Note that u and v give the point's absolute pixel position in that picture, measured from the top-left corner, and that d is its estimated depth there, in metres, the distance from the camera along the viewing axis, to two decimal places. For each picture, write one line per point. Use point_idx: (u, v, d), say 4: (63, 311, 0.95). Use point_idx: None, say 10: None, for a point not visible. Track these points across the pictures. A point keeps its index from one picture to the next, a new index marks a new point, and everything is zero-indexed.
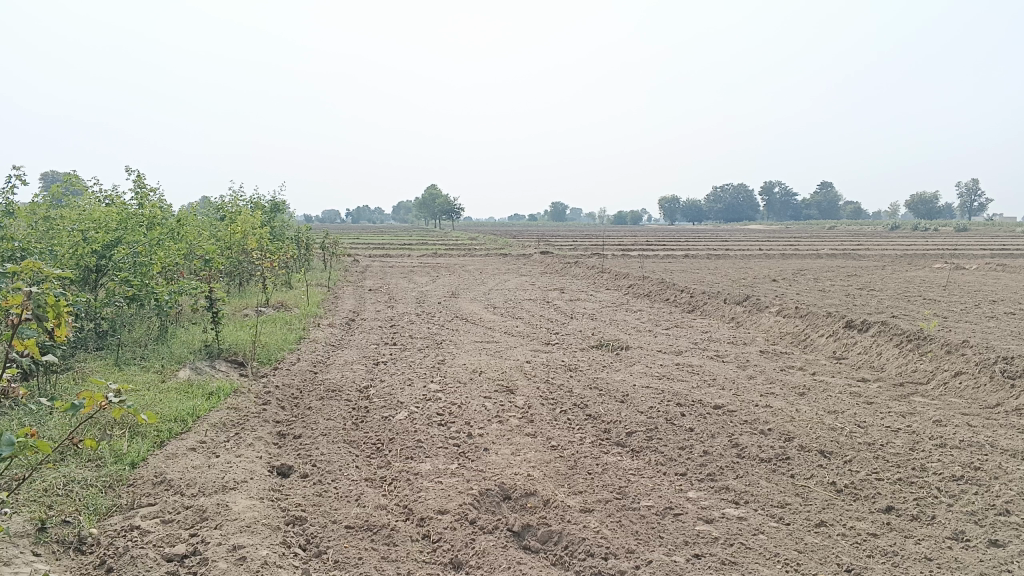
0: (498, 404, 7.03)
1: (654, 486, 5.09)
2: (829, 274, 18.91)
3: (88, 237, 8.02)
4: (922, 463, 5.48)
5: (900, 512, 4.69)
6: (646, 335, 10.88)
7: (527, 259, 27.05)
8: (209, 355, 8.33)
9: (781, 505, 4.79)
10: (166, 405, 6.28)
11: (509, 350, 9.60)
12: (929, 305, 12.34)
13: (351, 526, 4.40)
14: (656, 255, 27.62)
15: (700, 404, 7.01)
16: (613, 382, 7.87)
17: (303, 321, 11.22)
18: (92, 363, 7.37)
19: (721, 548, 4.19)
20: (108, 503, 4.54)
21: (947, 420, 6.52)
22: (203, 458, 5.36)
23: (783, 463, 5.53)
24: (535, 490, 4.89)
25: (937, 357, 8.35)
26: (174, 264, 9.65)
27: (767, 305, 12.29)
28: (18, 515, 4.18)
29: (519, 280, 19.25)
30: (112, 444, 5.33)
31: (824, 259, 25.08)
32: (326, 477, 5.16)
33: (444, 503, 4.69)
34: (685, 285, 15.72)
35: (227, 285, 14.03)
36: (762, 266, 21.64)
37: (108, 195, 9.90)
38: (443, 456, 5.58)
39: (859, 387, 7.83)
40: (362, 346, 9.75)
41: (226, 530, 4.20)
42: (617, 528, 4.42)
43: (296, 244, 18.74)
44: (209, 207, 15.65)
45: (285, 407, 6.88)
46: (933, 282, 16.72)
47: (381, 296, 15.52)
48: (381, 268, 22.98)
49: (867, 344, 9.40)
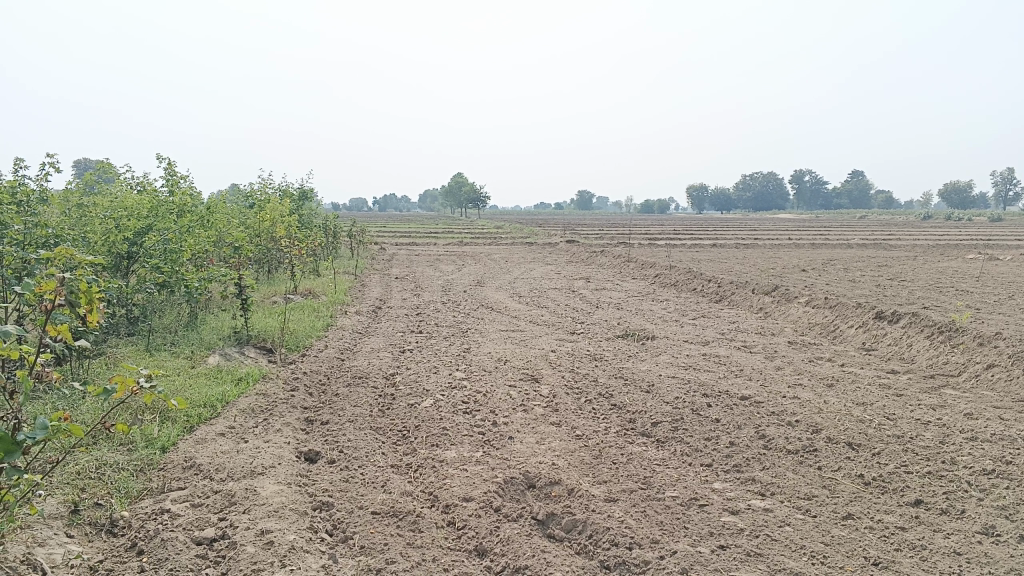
0: (523, 392, 7.04)
1: (679, 476, 5.08)
2: (860, 264, 18.65)
3: (120, 224, 8.13)
4: (952, 457, 5.41)
5: (929, 505, 4.64)
6: (673, 324, 10.83)
7: (553, 248, 26.96)
8: (238, 341, 8.42)
9: (808, 498, 4.76)
10: (195, 390, 6.37)
11: (534, 339, 9.61)
12: (961, 296, 12.14)
13: (377, 512, 4.43)
14: (683, 245, 27.38)
15: (727, 395, 6.97)
16: (639, 372, 7.85)
17: (330, 308, 11.30)
18: (123, 349, 7.49)
19: (746, 540, 4.17)
20: (138, 486, 4.62)
21: (979, 413, 6.42)
22: (231, 443, 5.43)
23: (811, 455, 5.49)
24: (560, 479, 4.90)
25: (968, 349, 8.22)
26: (203, 251, 9.75)
27: (795, 295, 12.17)
28: (52, 497, 4.26)
29: (545, 269, 19.26)
30: (143, 428, 5.42)
31: (854, 250, 24.73)
32: (352, 463, 5.20)
33: (469, 490, 4.71)
34: (712, 274, 15.61)
35: (256, 272, 14.18)
36: (790, 256, 21.42)
37: (139, 182, 10.01)
38: (468, 444, 5.61)
39: (888, 379, 7.74)
40: (388, 334, 9.81)
41: (253, 514, 4.25)
42: (641, 518, 4.41)
43: (323, 231, 18.86)
44: (237, 195, 15.80)
45: (313, 393, 6.94)
46: (966, 272, 16.44)
47: (407, 284, 15.59)
48: (407, 256, 23.08)
49: (897, 336, 9.28)
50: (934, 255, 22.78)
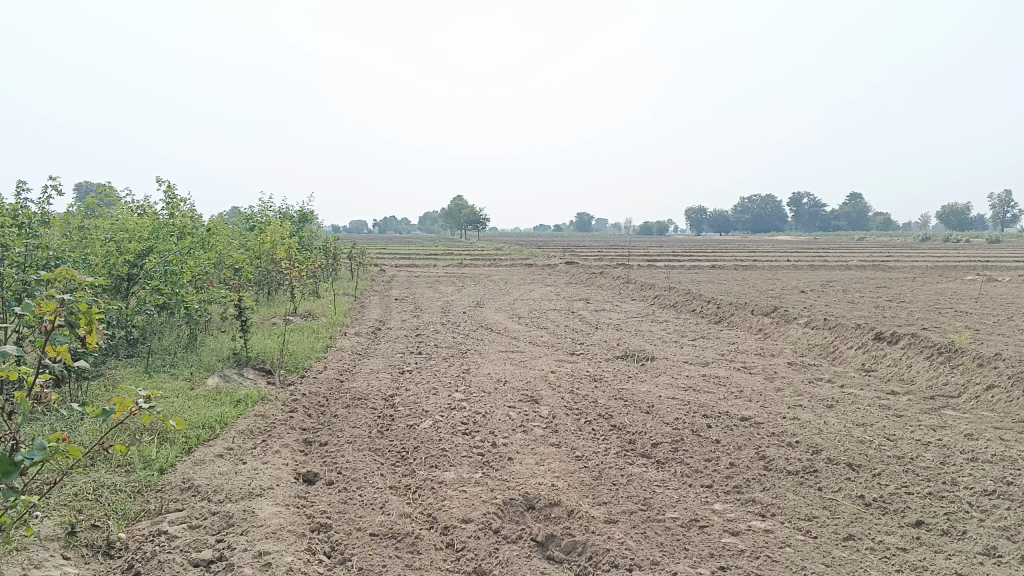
0: (522, 414, 7.02)
1: (680, 497, 5.06)
2: (859, 285, 18.70)
3: (121, 246, 8.19)
4: (953, 477, 5.39)
5: (930, 526, 4.62)
6: (672, 345, 10.82)
7: (552, 269, 27.03)
8: (236, 363, 8.40)
9: (808, 518, 4.74)
10: (194, 412, 6.36)
11: (533, 360, 9.60)
12: (960, 317, 12.16)
13: (375, 534, 4.42)
14: (683, 266, 27.33)
15: (727, 415, 6.96)
16: (638, 393, 7.85)
17: (330, 330, 11.31)
18: (122, 370, 7.49)
19: (747, 561, 4.15)
20: (136, 508, 4.59)
21: (979, 434, 6.40)
22: (230, 464, 5.41)
23: (811, 476, 5.47)
24: (560, 500, 4.88)
25: (968, 370, 8.21)
26: (203, 273, 9.78)
27: (795, 316, 12.16)
28: (49, 519, 4.25)
29: (544, 290, 19.30)
30: (142, 450, 5.41)
31: (854, 271, 24.71)
32: (350, 484, 5.19)
33: (467, 512, 4.69)
34: (712, 296, 15.63)
35: (256, 293, 14.20)
36: (789, 278, 21.42)
37: (139, 205, 10.06)
38: (467, 465, 5.59)
39: (888, 400, 7.73)
40: (388, 356, 9.79)
41: (251, 536, 4.23)
42: (641, 539, 4.39)
43: (323, 254, 18.90)
44: (238, 217, 15.82)
45: (311, 414, 6.93)
46: (966, 294, 16.48)
47: (406, 306, 15.60)
48: (406, 278, 23.08)
49: (896, 357, 9.27)
50: (932, 275, 22.94)
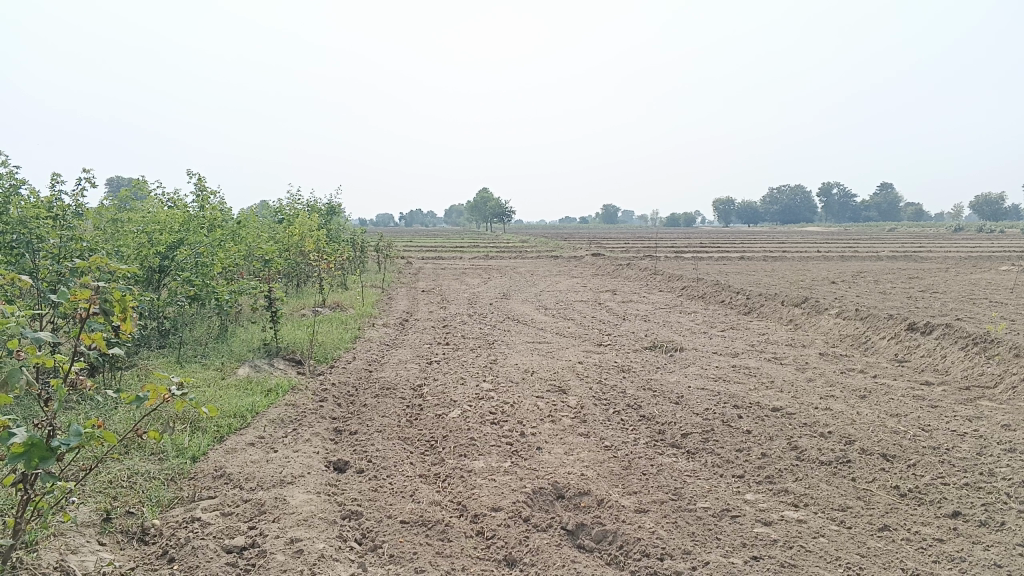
0: (551, 404, 7.00)
1: (711, 487, 5.02)
2: (891, 276, 18.45)
3: (153, 238, 8.27)
4: (990, 468, 5.29)
5: (967, 517, 4.55)
6: (701, 336, 10.75)
7: (580, 261, 26.95)
8: (267, 353, 8.48)
9: (842, 509, 4.68)
10: (226, 401, 6.42)
11: (561, 350, 9.59)
12: (996, 308, 11.94)
13: (405, 521, 4.43)
14: (710, 257, 27.08)
15: (758, 406, 6.89)
16: (667, 383, 7.81)
17: (358, 321, 11.36)
18: (155, 360, 7.57)
19: (780, 551, 4.11)
20: (169, 495, 4.64)
21: (1016, 425, 6.28)
22: (261, 453, 5.45)
23: (844, 466, 5.41)
24: (589, 489, 4.86)
25: (1004, 360, 8.07)
26: (233, 265, 9.84)
27: (825, 307, 12.02)
28: (85, 505, 4.30)
29: (571, 281, 19.25)
30: (175, 438, 5.46)
31: (885, 262, 24.51)
32: (380, 473, 5.21)
33: (497, 500, 4.69)
34: (740, 287, 15.51)
35: (285, 285, 14.32)
36: (820, 269, 21.14)
37: (170, 198, 10.17)
38: (496, 454, 5.59)
39: (922, 390, 7.61)
40: (415, 346, 9.81)
41: (283, 523, 4.26)
42: (672, 529, 4.36)
43: (351, 246, 18.99)
44: (266, 210, 15.94)
45: (341, 404, 6.97)
46: (1002, 284, 16.18)
47: (433, 297, 15.65)
48: (434, 270, 23.05)
49: (930, 347, 9.12)
50: (966, 265, 22.56)
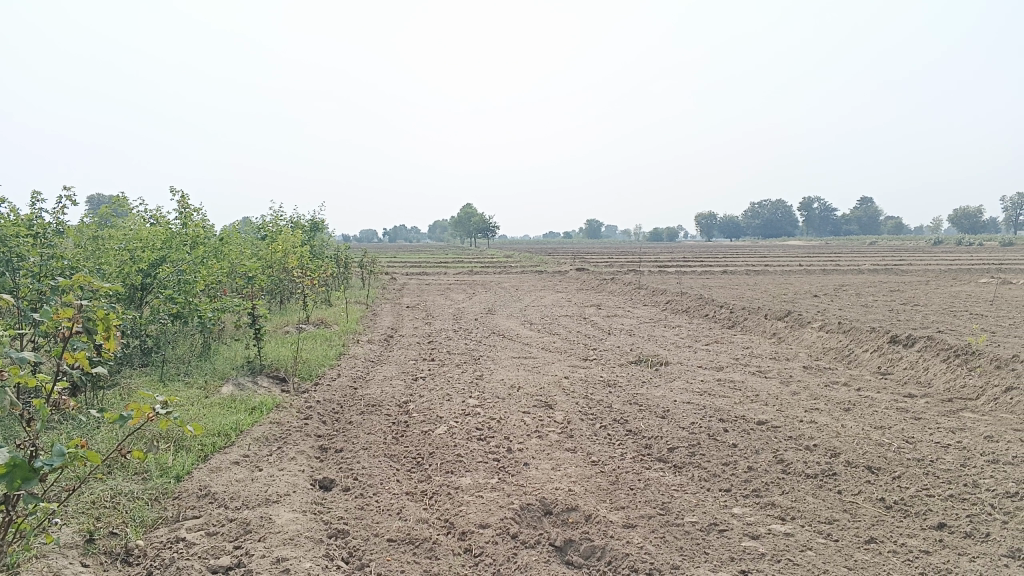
0: (537, 419, 6.99)
1: (698, 501, 5.03)
2: (873, 289, 18.63)
3: (135, 256, 8.22)
4: (974, 480, 5.33)
5: (952, 529, 4.57)
6: (686, 350, 10.78)
7: (564, 276, 27.00)
8: (251, 370, 8.42)
9: (828, 522, 4.70)
10: (210, 420, 6.37)
11: (546, 365, 9.59)
12: (976, 320, 12.06)
13: (393, 539, 4.40)
14: (693, 272, 27.21)
15: (743, 419, 6.91)
16: (653, 397, 7.82)
17: (342, 337, 11.31)
18: (137, 379, 7.50)
19: (768, 565, 4.11)
20: (153, 515, 4.59)
21: (999, 436, 6.33)
22: (246, 471, 5.41)
23: (830, 479, 5.43)
24: (577, 505, 4.85)
25: (986, 372, 8.15)
26: (216, 282, 9.78)
27: (808, 321, 12.10)
28: (67, 526, 4.25)
29: (556, 296, 19.31)
30: (158, 457, 5.42)
31: (865, 274, 24.76)
32: (367, 490, 5.17)
33: (485, 517, 4.67)
34: (724, 300, 15.58)
35: (268, 302, 14.24)
36: (802, 282, 21.29)
37: (152, 215, 10.12)
38: (483, 471, 5.57)
39: (905, 402, 7.67)
40: (401, 362, 9.78)
41: (269, 542, 4.23)
42: (661, 544, 4.36)
43: (335, 262, 18.94)
44: (249, 227, 15.88)
45: (326, 421, 6.93)
46: (982, 296, 16.38)
47: (417, 313, 15.62)
48: (418, 286, 22.95)
49: (912, 360, 9.19)
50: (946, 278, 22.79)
